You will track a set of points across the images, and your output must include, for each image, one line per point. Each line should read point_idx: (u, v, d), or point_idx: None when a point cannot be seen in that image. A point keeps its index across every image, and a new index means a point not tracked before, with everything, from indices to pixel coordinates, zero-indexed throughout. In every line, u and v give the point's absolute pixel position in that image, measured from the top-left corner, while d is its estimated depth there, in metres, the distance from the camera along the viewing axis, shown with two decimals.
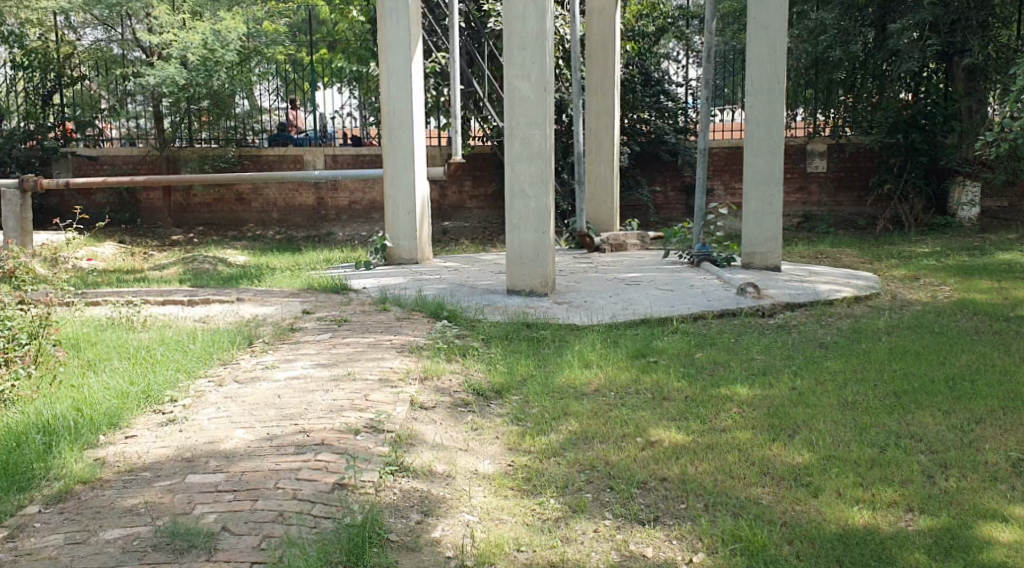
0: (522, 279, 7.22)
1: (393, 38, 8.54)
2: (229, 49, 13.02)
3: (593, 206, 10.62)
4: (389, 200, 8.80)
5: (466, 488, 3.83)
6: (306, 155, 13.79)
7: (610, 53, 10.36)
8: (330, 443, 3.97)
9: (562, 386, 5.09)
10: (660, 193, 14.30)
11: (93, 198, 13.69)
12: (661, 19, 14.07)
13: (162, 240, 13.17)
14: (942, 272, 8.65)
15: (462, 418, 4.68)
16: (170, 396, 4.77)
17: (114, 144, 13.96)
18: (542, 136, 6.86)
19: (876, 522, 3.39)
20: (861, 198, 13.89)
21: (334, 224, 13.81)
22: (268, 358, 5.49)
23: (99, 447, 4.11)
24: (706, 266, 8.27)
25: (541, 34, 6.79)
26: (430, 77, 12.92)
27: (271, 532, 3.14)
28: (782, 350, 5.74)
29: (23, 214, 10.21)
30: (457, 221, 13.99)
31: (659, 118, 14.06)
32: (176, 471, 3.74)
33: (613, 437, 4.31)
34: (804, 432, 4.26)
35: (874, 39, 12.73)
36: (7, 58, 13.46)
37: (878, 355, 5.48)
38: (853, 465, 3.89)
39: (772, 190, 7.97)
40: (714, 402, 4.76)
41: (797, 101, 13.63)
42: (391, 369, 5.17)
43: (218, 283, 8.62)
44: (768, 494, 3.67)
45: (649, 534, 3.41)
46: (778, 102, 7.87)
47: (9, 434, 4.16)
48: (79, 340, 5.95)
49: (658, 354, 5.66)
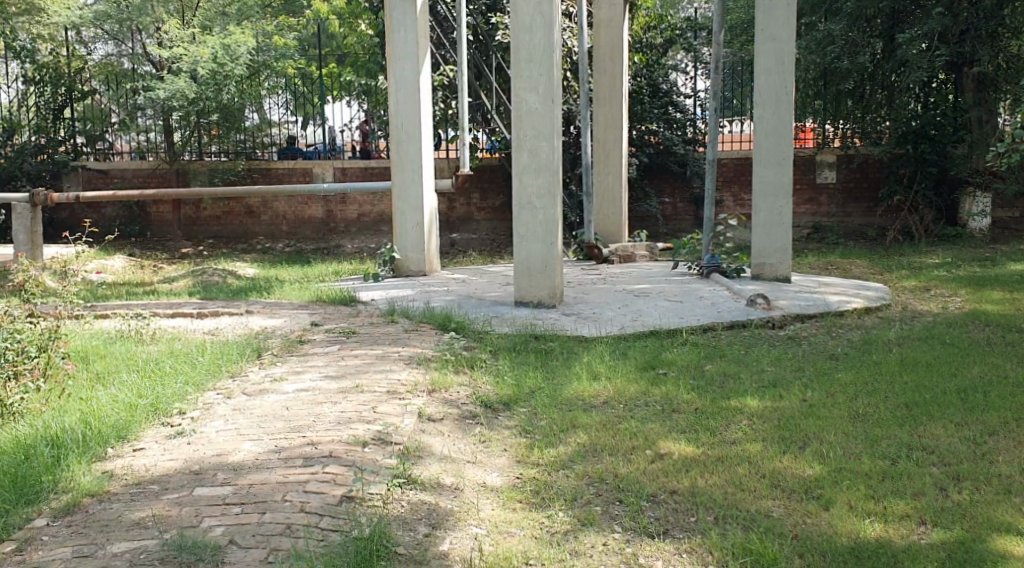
0: (530, 290, 7.20)
1: (401, 51, 8.60)
2: (238, 63, 13.08)
3: (602, 216, 10.59)
4: (397, 212, 8.80)
5: (473, 501, 3.79)
6: (315, 168, 13.89)
7: (618, 65, 10.36)
8: (337, 455, 3.97)
9: (570, 398, 5.07)
10: (669, 204, 14.27)
11: (102, 211, 13.86)
12: (669, 30, 14.13)
13: (172, 252, 13.20)
14: (953, 283, 8.59)
15: (469, 430, 4.65)
16: (178, 408, 4.77)
17: (124, 157, 14.07)
18: (549, 148, 6.87)
19: (888, 535, 3.36)
20: (870, 210, 13.90)
21: (342, 236, 13.79)
22: (276, 371, 5.48)
23: (108, 460, 4.10)
24: (715, 277, 8.26)
25: (547, 47, 6.78)
26: (438, 90, 13.04)
27: (278, 546, 3.12)
28: (792, 361, 5.72)
29: (33, 227, 10.19)
30: (466, 233, 14.03)
31: (668, 129, 14.08)
32: (182, 484, 3.73)
33: (622, 450, 4.29)
34: (815, 444, 4.24)
35: (882, 50, 12.75)
36: (18, 73, 13.66)
37: (889, 367, 5.45)
38: (864, 477, 3.85)
39: (781, 202, 7.93)
40: (724, 414, 4.72)
41: (806, 111, 13.66)
42: (398, 382, 5.15)
43: (227, 295, 8.69)
44: (779, 507, 3.64)
45: (658, 547, 3.39)
46: (786, 113, 7.84)
47: (17, 447, 4.16)
48: (88, 353, 5.96)
49: (668, 366, 5.64)
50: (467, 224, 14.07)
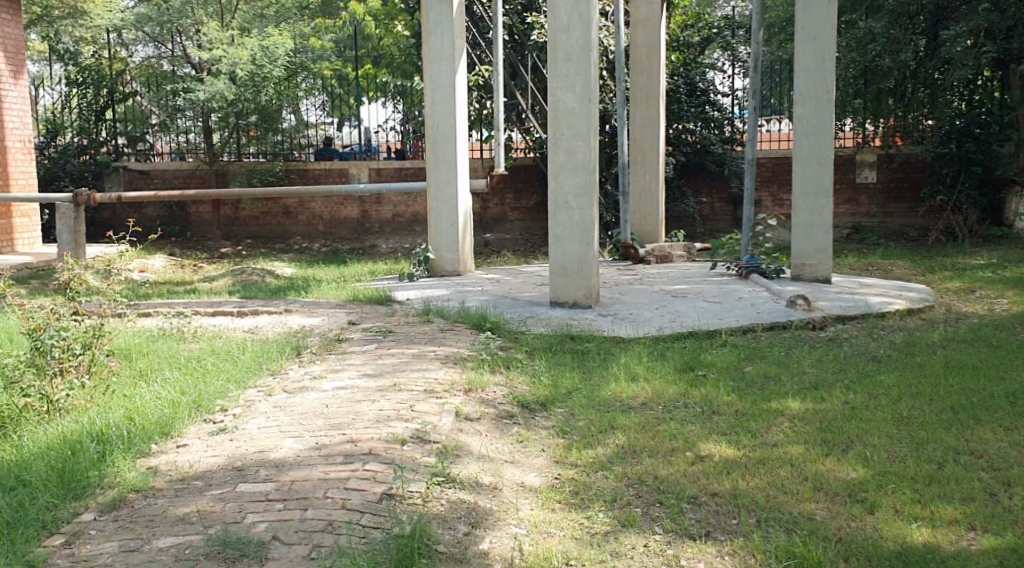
0: (566, 290, 7.18)
1: (436, 51, 8.62)
2: (276, 64, 13.21)
3: (639, 216, 10.54)
4: (432, 212, 8.83)
5: (512, 501, 3.79)
6: (351, 169, 13.95)
7: (655, 64, 10.31)
8: (377, 453, 3.99)
9: (609, 398, 5.05)
10: (706, 204, 14.18)
11: (143, 212, 14.07)
12: (707, 29, 14.05)
13: (211, 252, 13.34)
14: (999, 284, 8.43)
15: (507, 430, 4.65)
16: (220, 405, 4.82)
17: (165, 158, 14.19)
18: (586, 147, 6.85)
19: (936, 541, 3.30)
20: (912, 210, 13.71)
21: (377, 236, 13.86)
22: (315, 369, 5.52)
23: (152, 456, 4.15)
24: (754, 278, 8.18)
25: (585, 46, 6.76)
26: (474, 90, 13.07)
27: (320, 542, 3.14)
28: (834, 363, 5.64)
29: (77, 227, 10.31)
30: (500, 233, 14.04)
31: (705, 128, 13.97)
32: (226, 480, 3.77)
33: (661, 452, 4.26)
34: (858, 447, 4.18)
35: (925, 47, 12.40)
36: (62, 75, 13.92)
37: (935, 369, 5.36)
38: (910, 481, 3.79)
39: (821, 202, 7.84)
40: (765, 416, 4.68)
41: (845, 110, 13.43)
42: (436, 381, 5.17)
43: (265, 294, 8.79)
44: (823, 511, 3.59)
45: (699, 549, 3.36)
46: (827, 112, 7.74)
47: (64, 442, 4.23)
48: (131, 350, 6.04)
49: (708, 368, 5.59)
50: (501, 224, 14.08)
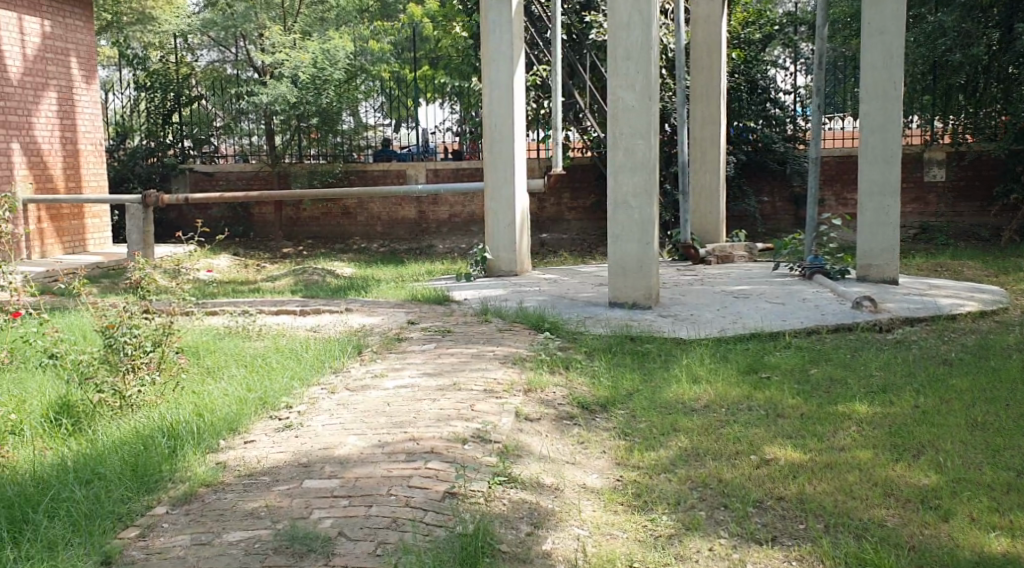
0: (625, 291, 7.13)
1: (495, 53, 8.64)
2: (337, 67, 13.51)
3: (699, 216, 10.43)
4: (490, 213, 8.86)
5: (574, 502, 3.78)
6: (409, 170, 13.99)
7: (715, 62, 10.18)
8: (439, 452, 4.01)
9: (671, 400, 5.01)
10: (767, 203, 13.97)
11: (209, 213, 14.40)
12: (768, 25, 13.77)
13: (273, 252, 13.57)
14: None
15: (568, 431, 4.64)
16: (285, 403, 4.90)
17: (229, 160, 14.45)
18: (646, 146, 6.80)
19: (1016, 551, 3.19)
20: (983, 209, 13.35)
21: (435, 236, 13.95)
22: (376, 368, 5.57)
23: (220, 452, 4.24)
24: (818, 278, 8.03)
25: (646, 44, 6.71)
26: (532, 90, 13.09)
27: (385, 539, 3.17)
28: (903, 366, 5.50)
29: (145, 227, 10.57)
30: (557, 233, 14.01)
31: (766, 126, 13.77)
32: (292, 476, 3.82)
33: (725, 455, 4.20)
34: (930, 453, 4.06)
35: (999, 40, 12.06)
36: (131, 79, 14.37)
37: (1010, 373, 5.19)
38: (986, 489, 3.68)
39: (888, 201, 7.66)
40: (832, 420, 4.59)
41: (913, 107, 13.19)
42: (495, 381, 5.18)
43: (327, 293, 8.91)
44: (894, 517, 3.50)
45: (766, 554, 3.31)
46: (894, 109, 7.57)
47: (136, 437, 4.34)
48: (199, 347, 6.17)
49: (771, 370, 5.50)
50: (558, 224, 14.06)
